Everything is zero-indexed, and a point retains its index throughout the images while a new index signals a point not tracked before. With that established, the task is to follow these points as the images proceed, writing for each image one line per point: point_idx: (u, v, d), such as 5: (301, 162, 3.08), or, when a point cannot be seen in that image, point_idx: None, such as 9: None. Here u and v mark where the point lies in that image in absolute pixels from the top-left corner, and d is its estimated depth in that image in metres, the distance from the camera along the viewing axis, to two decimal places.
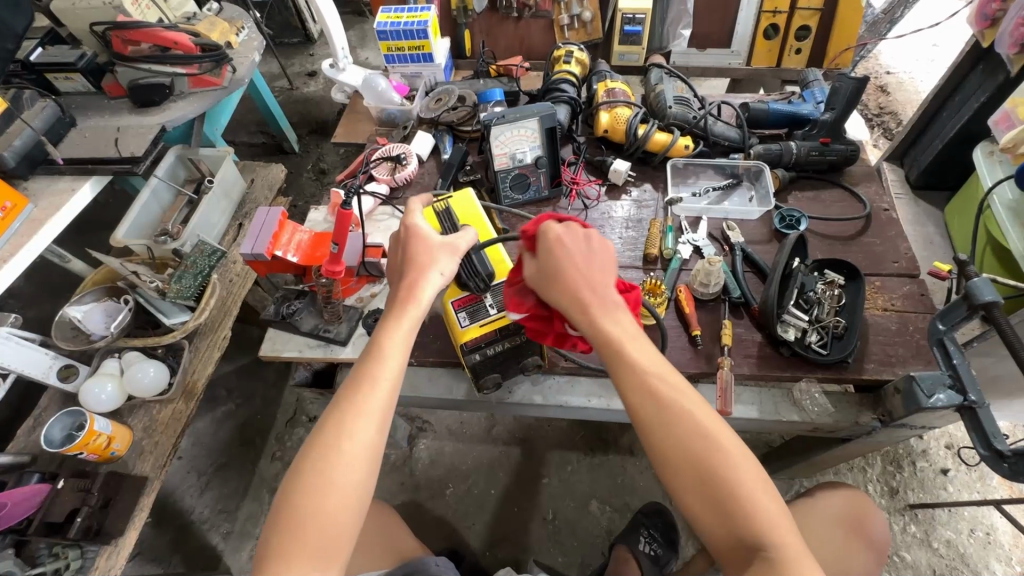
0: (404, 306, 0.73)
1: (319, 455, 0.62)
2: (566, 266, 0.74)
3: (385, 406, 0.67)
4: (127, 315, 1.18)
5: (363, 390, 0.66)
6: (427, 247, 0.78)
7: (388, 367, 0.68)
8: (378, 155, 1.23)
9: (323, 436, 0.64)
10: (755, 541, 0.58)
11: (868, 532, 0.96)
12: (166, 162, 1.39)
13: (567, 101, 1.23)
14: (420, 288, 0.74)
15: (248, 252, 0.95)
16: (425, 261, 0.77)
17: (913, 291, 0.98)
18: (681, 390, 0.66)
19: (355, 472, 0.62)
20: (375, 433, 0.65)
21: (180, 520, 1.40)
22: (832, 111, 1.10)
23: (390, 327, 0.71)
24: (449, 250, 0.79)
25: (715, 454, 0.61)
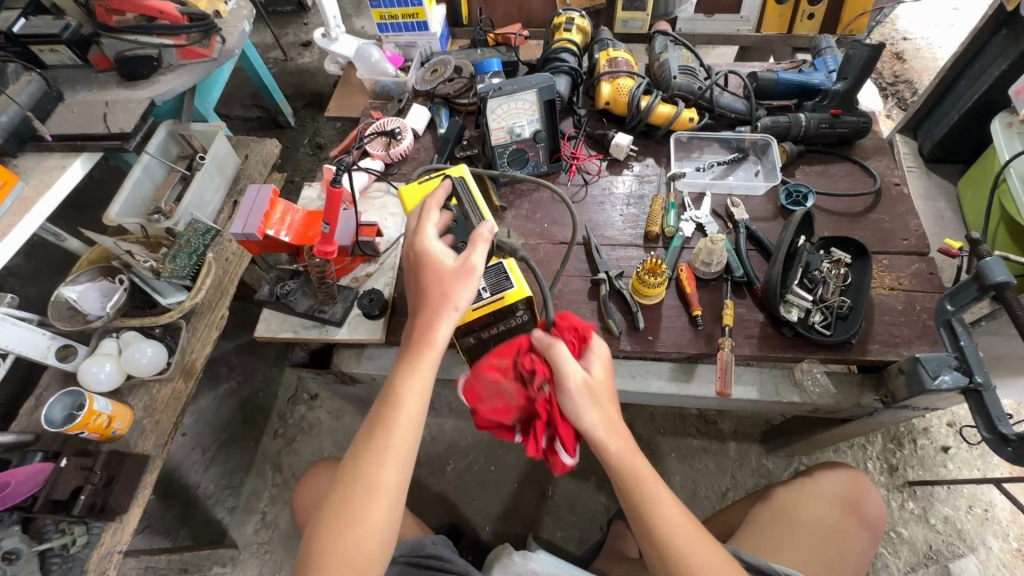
0: (419, 350, 0.71)
1: (341, 499, 0.66)
2: (595, 401, 0.72)
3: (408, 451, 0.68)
4: (122, 295, 1.17)
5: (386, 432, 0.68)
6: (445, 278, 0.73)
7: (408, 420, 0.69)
8: (372, 129, 1.19)
9: (346, 481, 0.66)
10: None
11: (863, 511, 0.96)
12: (157, 137, 1.35)
13: (567, 72, 1.19)
14: (436, 331, 0.72)
15: (239, 232, 0.93)
16: (445, 296, 0.73)
17: (921, 270, 0.95)
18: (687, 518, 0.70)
19: (376, 516, 0.65)
20: (394, 477, 0.66)
21: (186, 495, 1.42)
22: (844, 81, 1.06)
23: (405, 374, 0.71)
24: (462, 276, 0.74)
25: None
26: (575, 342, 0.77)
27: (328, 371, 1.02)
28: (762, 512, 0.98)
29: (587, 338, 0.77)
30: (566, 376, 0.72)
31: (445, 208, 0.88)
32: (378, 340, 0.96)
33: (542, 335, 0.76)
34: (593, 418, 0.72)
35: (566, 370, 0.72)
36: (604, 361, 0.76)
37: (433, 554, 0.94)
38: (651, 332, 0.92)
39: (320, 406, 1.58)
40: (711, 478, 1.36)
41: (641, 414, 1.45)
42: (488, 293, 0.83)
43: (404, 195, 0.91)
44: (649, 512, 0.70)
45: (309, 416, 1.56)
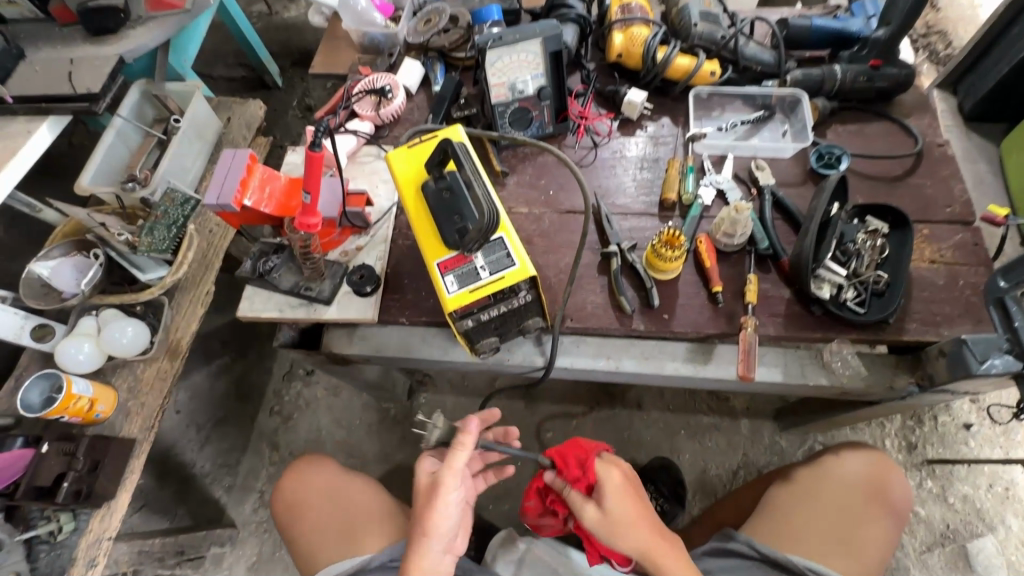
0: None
1: None
2: (620, 525, 0.71)
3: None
4: (98, 271, 1.09)
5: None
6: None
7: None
8: (361, 87, 1.08)
9: None
10: None
11: (888, 495, 0.90)
12: (130, 99, 1.25)
13: (574, 20, 1.07)
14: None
15: (213, 204, 0.84)
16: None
17: (966, 240, 0.86)
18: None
19: None
20: None
21: (181, 474, 1.38)
22: (887, 27, 0.95)
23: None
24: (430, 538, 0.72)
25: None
26: (581, 477, 0.75)
27: (319, 353, 0.96)
28: (779, 495, 0.93)
29: (591, 472, 0.74)
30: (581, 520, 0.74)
31: (441, 177, 0.77)
32: (370, 320, 0.89)
33: (552, 479, 0.78)
34: (627, 544, 0.72)
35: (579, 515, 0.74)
36: (617, 492, 0.72)
37: None
38: (667, 311, 0.85)
39: (316, 382, 1.52)
40: (721, 457, 1.31)
41: (650, 391, 1.39)
42: (487, 273, 0.75)
43: (395, 161, 0.82)
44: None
45: (306, 394, 1.51)
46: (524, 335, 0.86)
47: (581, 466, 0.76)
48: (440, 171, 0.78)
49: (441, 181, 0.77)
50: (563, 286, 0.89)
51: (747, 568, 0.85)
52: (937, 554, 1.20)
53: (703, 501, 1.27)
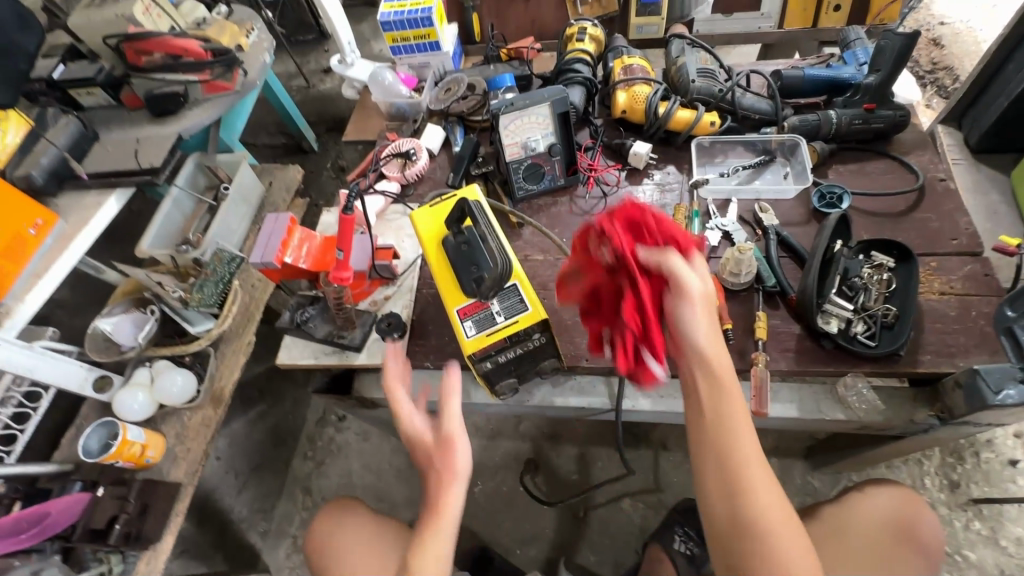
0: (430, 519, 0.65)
1: None
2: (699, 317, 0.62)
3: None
4: (153, 324, 1.21)
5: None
6: (415, 448, 0.70)
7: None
8: (388, 151, 1.19)
9: None
10: None
11: (916, 533, 0.88)
12: (186, 170, 1.40)
13: (581, 82, 1.17)
14: (438, 497, 0.66)
15: (258, 262, 0.93)
16: (433, 506, 0.66)
17: (975, 271, 0.88)
18: (757, 451, 0.57)
19: None
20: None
21: (220, 520, 1.39)
22: (877, 74, 1.00)
23: (417, 546, 0.65)
24: (404, 409, 0.72)
25: (791, 563, 0.52)
26: (666, 244, 0.66)
27: (350, 397, 1.02)
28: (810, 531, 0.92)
29: (683, 242, 0.67)
30: (682, 287, 0.62)
31: (460, 230, 0.85)
32: None
33: (647, 255, 0.65)
34: (702, 331, 0.61)
35: (682, 288, 0.62)
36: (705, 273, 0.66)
37: None
38: None
39: (348, 427, 1.58)
40: None
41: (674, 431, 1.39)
42: (502, 316, 0.82)
43: (419, 218, 0.89)
44: (729, 471, 0.57)
45: (338, 438, 1.57)
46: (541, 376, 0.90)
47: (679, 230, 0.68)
48: (459, 227, 0.85)
49: (460, 236, 0.84)
50: (578, 327, 0.94)
51: None
52: None
53: None
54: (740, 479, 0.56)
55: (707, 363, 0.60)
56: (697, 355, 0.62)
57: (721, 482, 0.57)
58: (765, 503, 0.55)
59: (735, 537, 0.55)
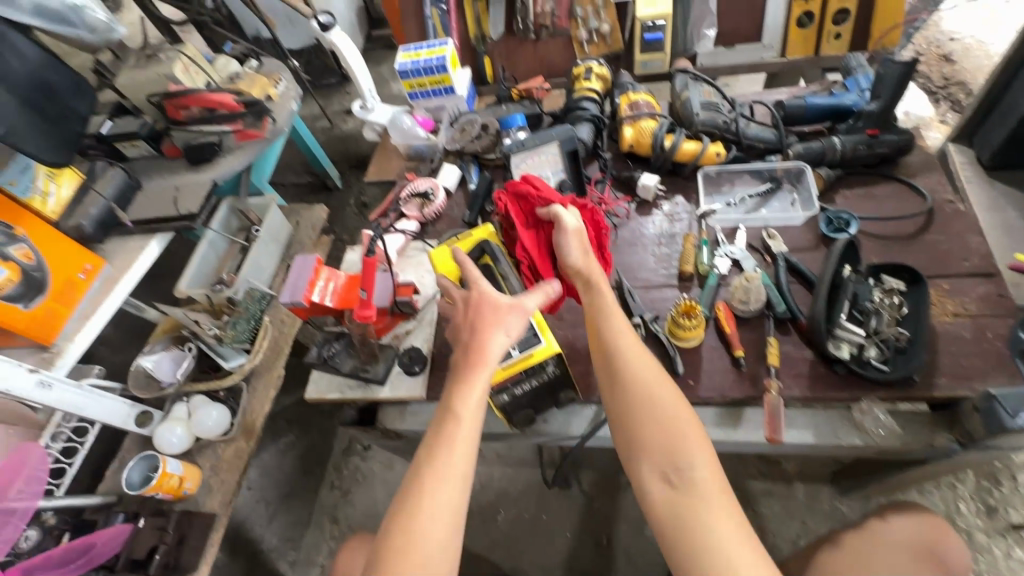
0: (474, 370, 0.74)
1: (405, 511, 0.67)
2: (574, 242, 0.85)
3: (452, 521, 0.67)
4: (190, 362, 1.27)
5: (415, 515, 0.66)
6: (477, 300, 0.79)
7: (467, 427, 0.71)
8: (407, 192, 1.26)
9: (410, 492, 0.68)
10: (681, 451, 0.69)
11: (940, 556, 0.87)
12: (220, 214, 1.49)
13: (589, 119, 1.22)
14: (485, 347, 0.74)
15: (288, 301, 1.00)
16: (480, 358, 0.74)
17: (989, 292, 0.87)
18: (635, 342, 0.78)
19: (451, 495, 0.68)
20: (465, 462, 0.70)
21: (249, 549, 1.48)
22: (878, 100, 1.03)
23: (457, 389, 0.73)
24: (480, 286, 0.80)
25: (664, 397, 0.73)
26: (549, 201, 0.89)
27: (374, 428, 1.06)
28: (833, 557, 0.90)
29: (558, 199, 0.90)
30: (563, 228, 0.85)
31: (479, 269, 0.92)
32: (419, 397, 0.99)
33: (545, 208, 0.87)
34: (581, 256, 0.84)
35: (563, 228, 0.85)
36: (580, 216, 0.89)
37: None
38: (693, 377, 0.89)
39: (373, 456, 1.61)
40: (779, 525, 1.26)
41: None
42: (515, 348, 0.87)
43: (440, 257, 0.97)
44: (616, 356, 0.77)
45: (363, 467, 1.60)
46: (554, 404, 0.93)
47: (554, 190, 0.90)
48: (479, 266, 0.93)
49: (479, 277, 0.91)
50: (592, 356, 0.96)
51: None
52: None
53: None
54: (624, 360, 0.76)
55: (596, 294, 0.82)
56: (579, 274, 0.84)
57: (611, 368, 0.77)
58: (645, 373, 0.75)
59: (626, 404, 0.74)
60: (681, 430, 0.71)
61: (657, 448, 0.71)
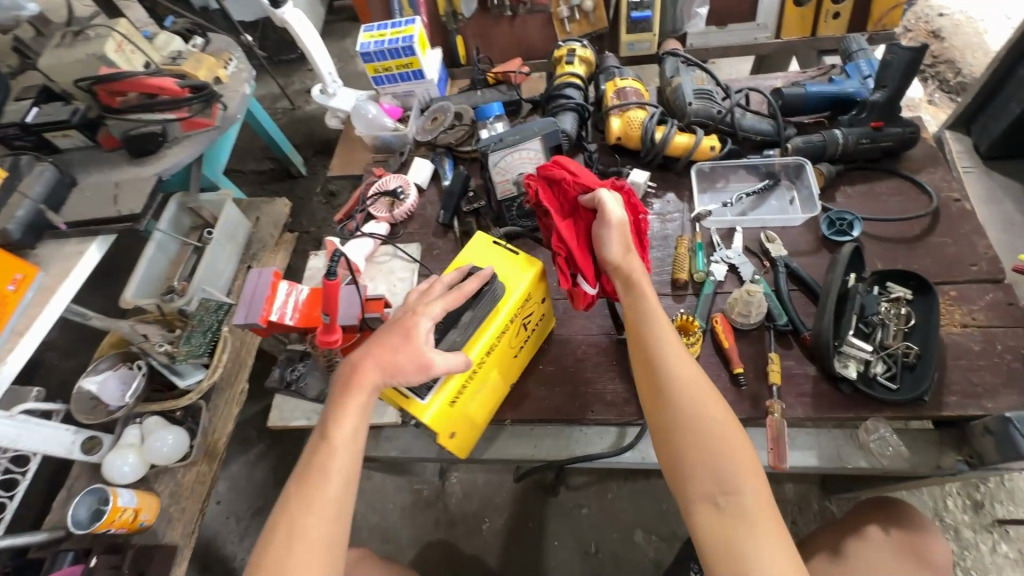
0: (350, 394, 0.68)
1: (279, 540, 0.62)
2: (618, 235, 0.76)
3: (322, 549, 0.62)
4: (141, 381, 1.15)
5: (284, 539, 0.61)
6: (388, 322, 0.73)
7: (342, 456, 0.66)
8: (374, 189, 1.15)
9: (282, 521, 0.63)
10: (732, 478, 0.62)
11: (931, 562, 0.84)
12: (168, 212, 1.35)
13: (573, 108, 1.11)
14: (366, 373, 0.68)
15: (242, 323, 0.89)
16: (360, 385, 0.68)
17: (998, 300, 0.83)
18: (680, 350, 0.71)
19: (322, 529, 0.62)
20: (339, 495, 0.65)
21: (223, 567, 1.40)
22: (884, 89, 0.95)
23: (337, 414, 0.67)
24: (400, 312, 0.73)
25: (714, 417, 0.66)
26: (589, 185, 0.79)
27: None
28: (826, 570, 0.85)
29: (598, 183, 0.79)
30: (607, 219, 0.76)
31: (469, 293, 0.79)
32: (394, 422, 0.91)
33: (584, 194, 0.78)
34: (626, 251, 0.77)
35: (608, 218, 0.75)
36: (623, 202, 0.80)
37: None
38: None
39: None
40: None
41: None
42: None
43: (471, 248, 0.84)
44: (659, 365, 0.70)
45: None
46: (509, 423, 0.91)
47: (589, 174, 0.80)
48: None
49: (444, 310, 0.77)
50: (581, 374, 0.89)
51: None
52: None
53: None
54: (668, 370, 0.69)
55: (636, 296, 0.75)
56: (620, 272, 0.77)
57: (653, 380, 0.70)
58: (694, 390, 0.67)
59: (670, 418, 0.67)
60: (734, 455, 0.63)
61: (703, 470, 0.63)
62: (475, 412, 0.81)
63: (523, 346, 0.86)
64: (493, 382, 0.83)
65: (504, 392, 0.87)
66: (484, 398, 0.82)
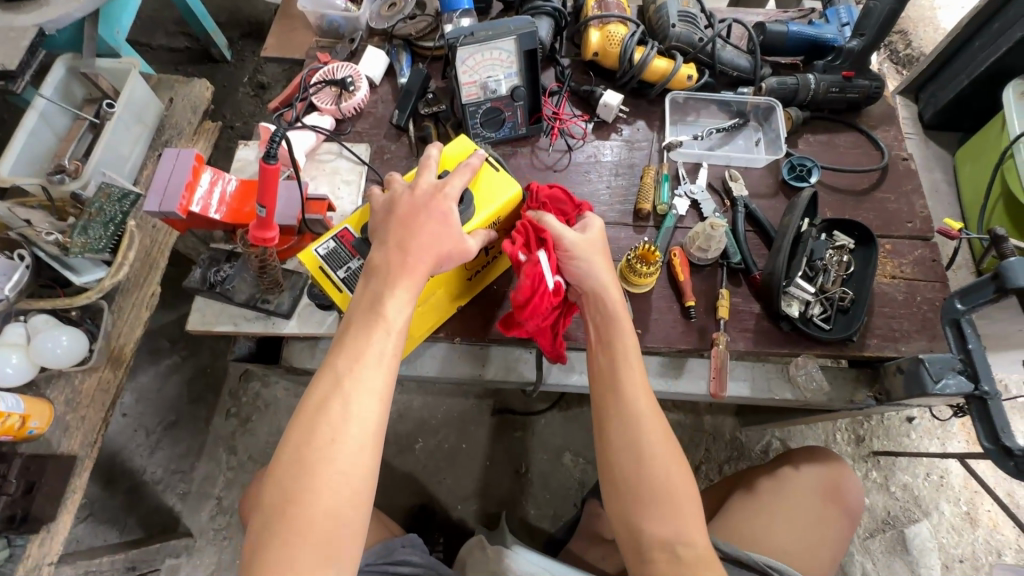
0: (400, 276, 0.60)
1: (297, 447, 0.54)
2: (585, 270, 0.73)
3: (376, 432, 0.56)
4: (25, 273, 1.00)
5: (334, 426, 0.54)
6: (426, 205, 0.64)
7: (386, 341, 0.58)
8: (319, 77, 1.00)
9: (295, 434, 0.54)
10: (683, 530, 0.63)
11: (842, 496, 0.96)
12: (53, 76, 1.11)
13: (549, 13, 1.01)
14: (418, 257, 0.61)
15: (155, 210, 0.77)
16: (411, 269, 0.60)
17: (924, 256, 0.89)
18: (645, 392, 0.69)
19: (363, 429, 0.55)
20: (377, 404, 0.56)
21: (131, 481, 1.31)
22: (861, 38, 0.95)
23: (384, 292, 0.59)
24: (443, 201, 0.64)
25: (672, 467, 0.66)
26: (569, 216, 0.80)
27: (278, 365, 0.91)
28: (745, 506, 0.96)
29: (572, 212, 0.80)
30: (559, 237, 0.73)
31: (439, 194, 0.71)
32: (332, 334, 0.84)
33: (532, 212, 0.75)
34: (589, 279, 0.73)
35: (562, 236, 0.73)
36: (592, 230, 0.76)
37: (400, 560, 0.89)
38: (641, 326, 0.84)
39: (275, 382, 1.45)
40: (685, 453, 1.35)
41: None
42: (345, 275, 0.72)
43: (455, 154, 0.76)
44: (623, 410, 0.68)
45: (265, 394, 1.44)
46: (445, 340, 0.87)
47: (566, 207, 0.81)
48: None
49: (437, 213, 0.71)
50: None
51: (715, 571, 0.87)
52: (878, 539, 1.29)
53: None
54: (632, 415, 0.67)
55: (610, 332, 0.72)
56: (594, 297, 0.74)
57: (616, 422, 0.68)
58: (655, 438, 0.67)
59: (620, 467, 0.66)
60: (688, 510, 0.64)
61: (656, 522, 0.64)
62: (413, 326, 0.76)
63: (479, 271, 0.82)
64: (438, 299, 0.78)
65: (448, 311, 0.82)
66: (428, 313, 0.78)
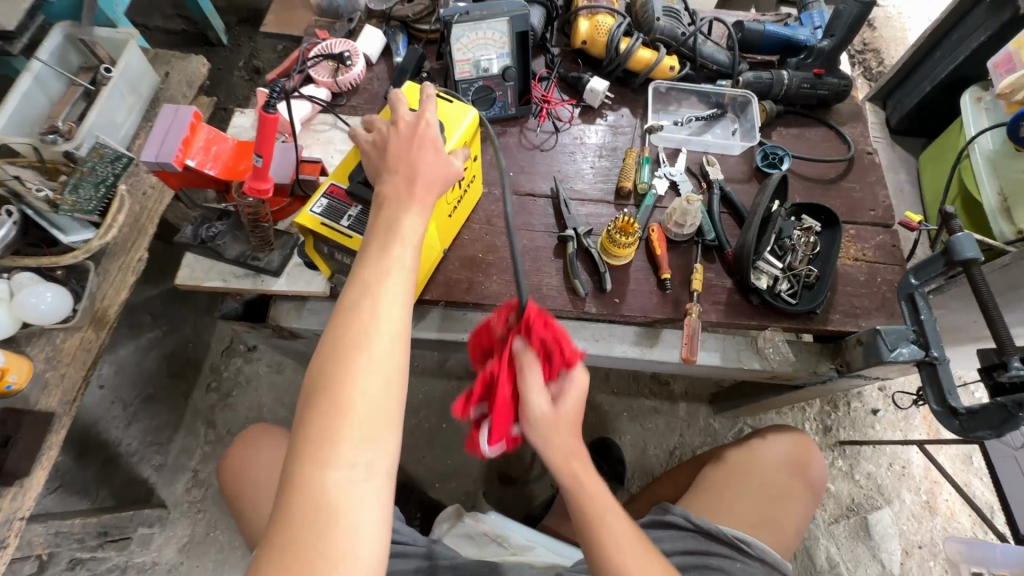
0: (410, 198, 0.63)
1: (334, 344, 0.55)
2: (548, 443, 0.69)
3: (406, 330, 0.57)
4: (10, 229, 0.99)
5: (366, 320, 0.55)
6: (413, 135, 0.67)
7: (407, 251, 0.60)
8: (317, 51, 1.03)
9: (331, 334, 0.55)
10: None
11: (807, 474, 1.00)
12: (51, 41, 1.11)
13: (542, 2, 1.06)
14: (419, 182, 0.64)
15: (152, 160, 0.79)
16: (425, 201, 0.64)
17: (885, 241, 0.95)
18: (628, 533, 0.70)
19: (394, 324, 0.56)
20: (405, 306, 0.57)
21: (105, 453, 1.27)
22: (831, 39, 1.01)
23: (399, 211, 0.62)
24: (426, 128, 0.67)
25: None
26: (564, 360, 0.68)
27: (265, 324, 0.92)
28: (712, 479, 1.01)
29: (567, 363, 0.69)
30: (527, 407, 0.68)
31: None
32: (321, 294, 0.86)
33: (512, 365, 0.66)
34: (557, 447, 0.70)
35: (529, 409, 0.68)
36: (579, 393, 0.70)
37: None
38: (619, 296, 0.88)
39: (258, 358, 1.46)
40: (660, 438, 1.39)
41: (596, 375, 1.44)
42: (348, 224, 0.74)
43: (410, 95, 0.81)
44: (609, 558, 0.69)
45: (246, 369, 1.45)
46: (432, 304, 0.90)
47: (565, 350, 0.68)
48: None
49: None
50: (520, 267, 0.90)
51: (682, 538, 0.91)
52: (842, 524, 1.33)
53: (641, 480, 1.35)
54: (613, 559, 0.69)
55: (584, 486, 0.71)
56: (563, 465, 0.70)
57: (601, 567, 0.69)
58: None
59: None
60: None
61: None
62: None
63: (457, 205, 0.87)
64: (431, 243, 0.83)
65: (437, 259, 0.88)
66: (425, 259, 0.83)
